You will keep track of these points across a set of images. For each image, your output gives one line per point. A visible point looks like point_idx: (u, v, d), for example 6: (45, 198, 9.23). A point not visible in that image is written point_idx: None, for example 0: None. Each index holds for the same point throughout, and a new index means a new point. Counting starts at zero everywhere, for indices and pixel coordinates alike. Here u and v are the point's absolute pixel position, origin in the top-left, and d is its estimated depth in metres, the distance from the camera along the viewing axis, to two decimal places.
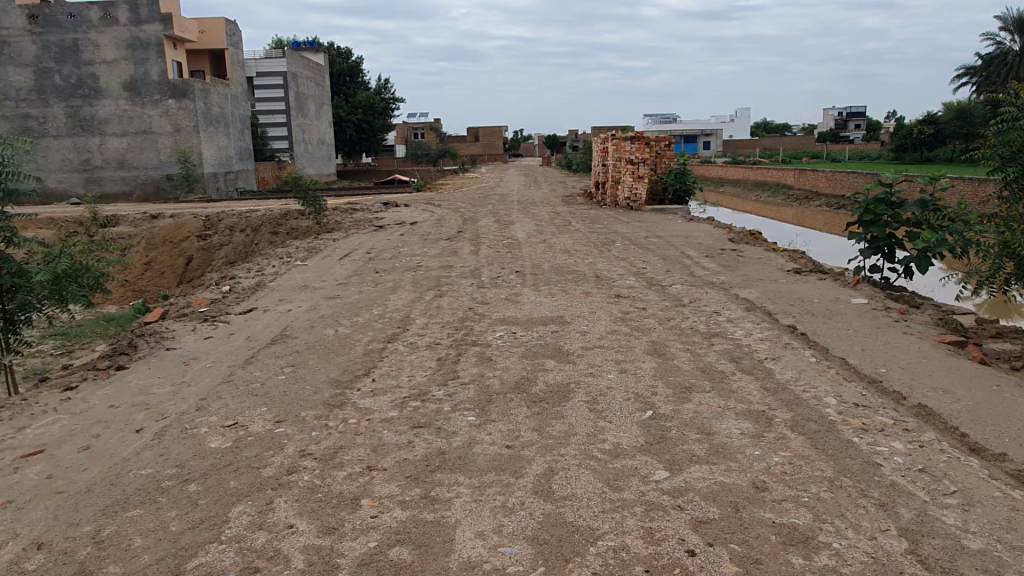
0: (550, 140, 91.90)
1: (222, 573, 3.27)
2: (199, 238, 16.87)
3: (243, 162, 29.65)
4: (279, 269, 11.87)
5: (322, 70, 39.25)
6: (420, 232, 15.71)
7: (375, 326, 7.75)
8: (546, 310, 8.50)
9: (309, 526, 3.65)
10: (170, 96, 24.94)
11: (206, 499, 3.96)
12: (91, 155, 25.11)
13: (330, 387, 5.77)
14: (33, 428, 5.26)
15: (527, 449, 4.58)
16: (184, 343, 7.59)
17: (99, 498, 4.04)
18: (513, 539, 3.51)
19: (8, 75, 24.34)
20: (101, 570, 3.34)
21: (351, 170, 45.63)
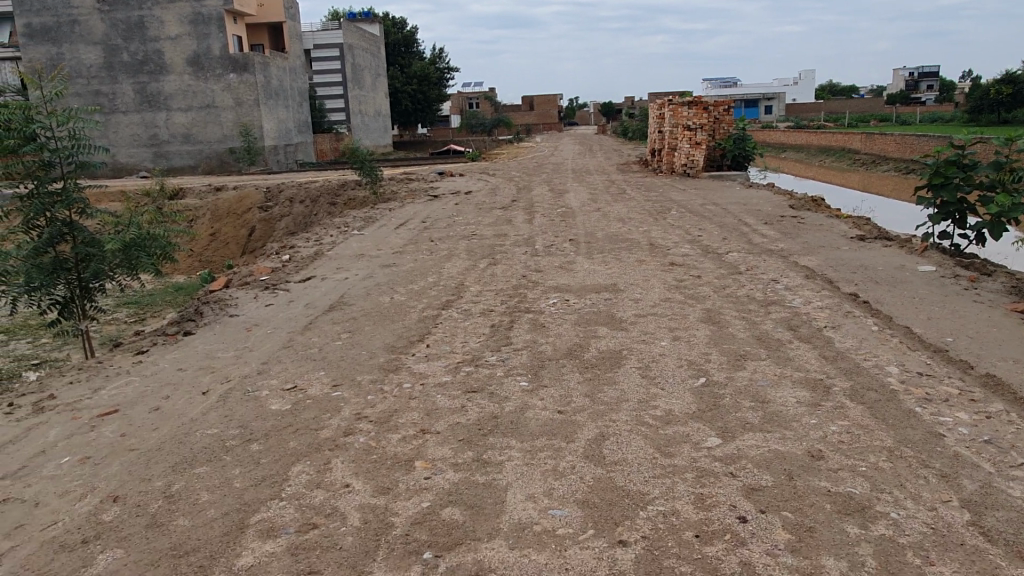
0: (606, 107, 90.20)
1: (283, 527, 3.41)
2: (261, 209, 17.33)
3: (302, 135, 30.16)
4: (337, 238, 12.08)
5: (378, 41, 39.42)
6: (474, 201, 15.77)
7: (430, 293, 7.85)
8: (600, 278, 8.46)
9: (365, 486, 3.76)
10: (231, 71, 25.49)
11: (267, 458, 4.12)
12: (158, 130, 25.92)
13: (386, 352, 5.90)
14: (108, 389, 5.56)
15: (579, 414, 4.60)
16: (246, 310, 7.86)
17: (169, 455, 4.25)
18: (564, 502, 3.55)
19: (79, 54, 25.23)
20: (171, 522, 3.52)
21: (406, 141, 45.90)
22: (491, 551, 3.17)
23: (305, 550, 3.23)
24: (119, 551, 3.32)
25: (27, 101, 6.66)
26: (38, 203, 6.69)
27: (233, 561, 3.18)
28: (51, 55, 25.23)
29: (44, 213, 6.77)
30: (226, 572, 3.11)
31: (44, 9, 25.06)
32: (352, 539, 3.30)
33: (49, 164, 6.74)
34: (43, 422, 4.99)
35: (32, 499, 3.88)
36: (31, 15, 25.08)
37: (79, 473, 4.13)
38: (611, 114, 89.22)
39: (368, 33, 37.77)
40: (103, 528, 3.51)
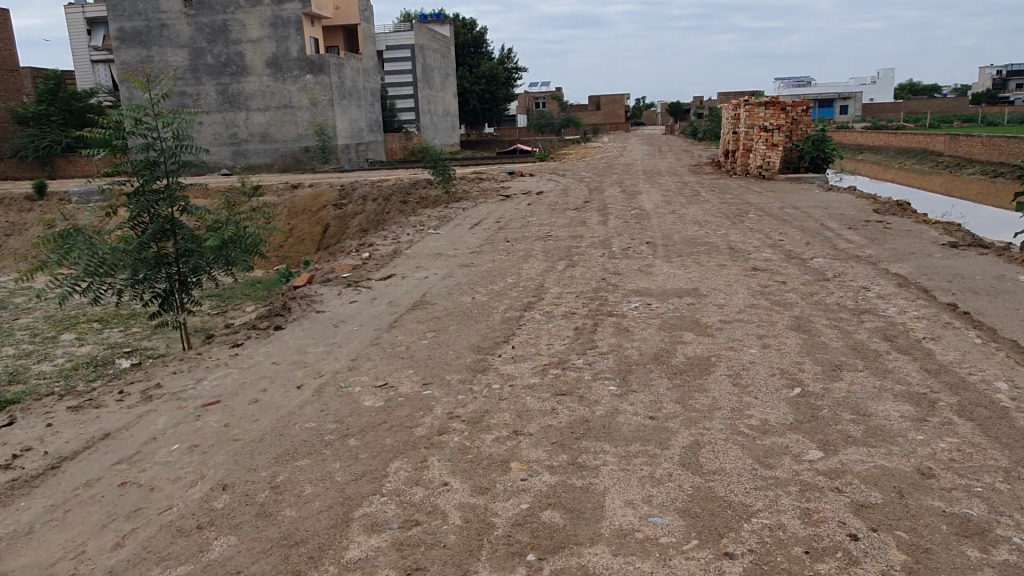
0: (674, 107, 88.75)
1: (386, 523, 3.48)
2: (335, 207, 17.74)
3: (373, 134, 30.71)
4: (414, 237, 12.27)
5: (448, 42, 39.85)
6: (547, 202, 15.77)
7: (511, 294, 7.89)
8: (681, 282, 8.34)
9: (463, 485, 3.81)
10: (308, 72, 26.16)
11: (366, 453, 4.22)
12: (238, 129, 26.83)
13: (473, 353, 5.95)
14: (209, 379, 5.81)
15: (671, 421, 4.53)
16: (332, 306, 8.06)
17: (272, 446, 4.40)
18: (665, 510, 3.50)
19: (167, 56, 26.33)
20: (279, 512, 3.64)
21: (474, 141, 46.28)
22: (594, 556, 3.16)
23: (409, 547, 3.29)
24: (232, 538, 3.45)
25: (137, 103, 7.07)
26: (144, 201, 7.08)
27: (342, 553, 3.27)
28: (141, 58, 26.43)
29: (148, 211, 7.15)
30: (336, 563, 3.20)
31: (135, 14, 26.24)
32: (454, 537, 3.34)
33: (154, 163, 7.12)
34: (152, 409, 5.24)
35: (148, 484, 4.07)
36: (124, 19, 26.34)
37: (188, 460, 4.32)
38: (679, 114, 87.82)
39: (438, 34, 38.19)
40: (215, 515, 3.65)
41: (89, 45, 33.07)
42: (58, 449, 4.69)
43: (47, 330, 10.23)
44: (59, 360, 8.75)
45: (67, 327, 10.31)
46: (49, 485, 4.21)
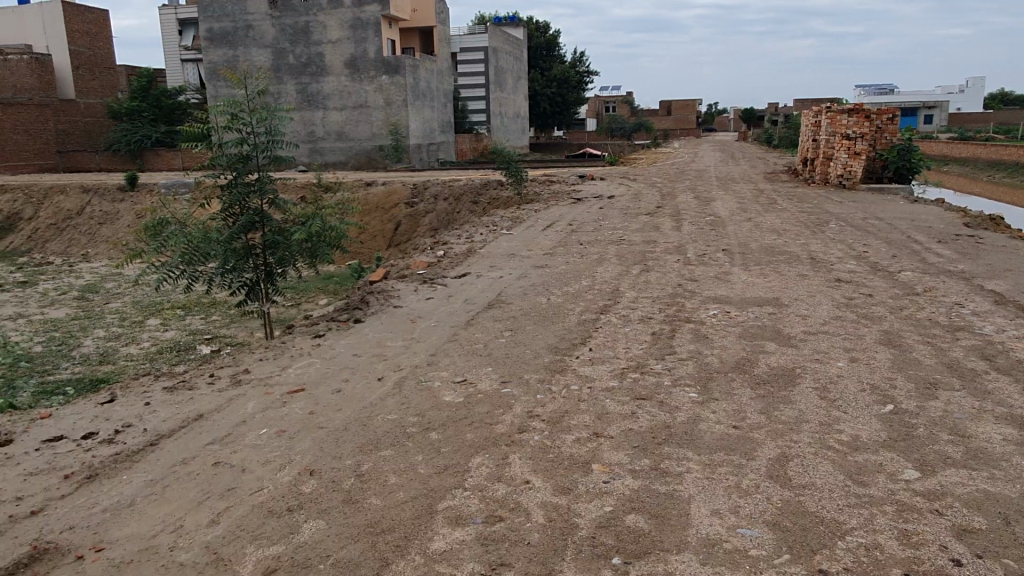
0: (747, 113, 86.79)
1: (470, 517, 3.51)
2: (407, 205, 17.99)
3: (445, 135, 31.08)
4: (487, 236, 12.36)
5: (522, 45, 40.00)
6: (618, 206, 15.63)
7: (586, 297, 7.85)
8: (761, 291, 8.14)
9: (545, 484, 3.80)
10: (384, 72, 26.62)
11: (447, 447, 4.27)
12: (315, 128, 27.59)
13: (550, 353, 5.95)
14: (294, 368, 6.02)
15: (756, 431, 4.42)
16: (409, 302, 8.19)
17: (356, 436, 4.52)
18: (753, 522, 3.42)
19: (251, 56, 27.27)
20: (364, 500, 3.73)
21: (543, 143, 46.29)
22: (681, 564, 3.11)
23: (494, 542, 3.31)
24: (321, 522, 3.55)
25: (234, 99, 7.38)
26: (236, 192, 7.40)
27: (427, 544, 3.31)
28: (228, 58, 27.46)
29: (240, 203, 7.47)
30: (422, 553, 3.25)
31: (224, 15, 27.27)
32: (538, 535, 3.34)
33: (247, 157, 7.41)
34: (241, 394, 5.49)
35: (239, 466, 4.25)
36: (213, 20, 27.42)
37: (276, 445, 4.49)
38: (752, 121, 85.74)
39: (512, 37, 38.37)
40: (303, 500, 3.78)
41: (180, 45, 34.57)
42: (156, 427, 4.94)
43: (135, 315, 10.72)
44: (145, 343, 9.17)
45: (153, 313, 10.80)
46: (149, 460, 4.44)
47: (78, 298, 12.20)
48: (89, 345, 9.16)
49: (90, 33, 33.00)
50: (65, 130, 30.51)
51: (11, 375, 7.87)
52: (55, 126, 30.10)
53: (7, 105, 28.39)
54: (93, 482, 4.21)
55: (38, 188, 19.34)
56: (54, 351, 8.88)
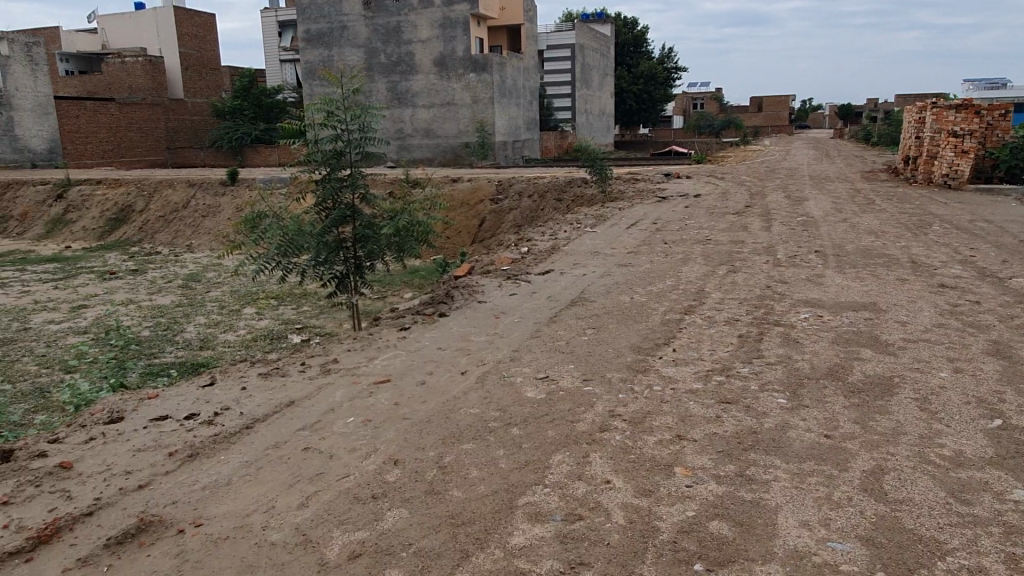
0: (843, 109, 83.17)
1: (550, 514, 3.52)
2: (492, 201, 18.08)
3: (530, 132, 31.15)
4: (571, 234, 12.33)
5: (609, 42, 39.67)
6: (705, 205, 15.27)
7: (671, 297, 7.72)
8: (856, 295, 7.79)
9: (626, 485, 3.77)
10: (472, 70, 26.86)
11: (529, 443, 4.29)
12: (404, 125, 28.20)
13: (632, 353, 5.89)
14: (381, 359, 6.20)
15: (850, 442, 4.24)
16: (492, 297, 8.26)
17: (438, 428, 4.61)
18: (844, 535, 3.28)
19: (345, 55, 28.12)
20: (446, 491, 3.80)
21: (628, 141, 45.75)
22: None
23: (573, 540, 3.30)
24: (403, 511, 3.64)
25: (330, 97, 7.65)
26: (330, 187, 7.69)
27: (507, 539, 3.34)
28: (323, 57, 28.39)
29: (333, 197, 7.75)
30: (502, 547, 3.28)
31: (321, 17, 28.22)
32: (619, 536, 3.31)
33: (340, 153, 7.70)
34: (330, 382, 5.71)
35: (327, 452, 4.41)
36: (311, 21, 28.40)
37: (363, 434, 4.64)
38: (850, 117, 82.00)
39: (600, 34, 38.09)
40: (387, 489, 3.88)
41: (279, 45, 35.98)
42: (252, 411, 5.19)
43: (232, 304, 11.26)
44: (242, 330, 9.63)
45: (249, 302, 11.32)
46: (245, 442, 4.67)
47: (181, 287, 12.92)
48: (191, 331, 9.69)
49: (198, 35, 34.86)
50: (174, 129, 32.62)
51: (122, 356, 8.41)
52: (164, 125, 32.02)
53: (124, 105, 29.90)
54: (194, 460, 4.46)
55: (149, 182, 20.56)
56: (160, 335, 9.44)
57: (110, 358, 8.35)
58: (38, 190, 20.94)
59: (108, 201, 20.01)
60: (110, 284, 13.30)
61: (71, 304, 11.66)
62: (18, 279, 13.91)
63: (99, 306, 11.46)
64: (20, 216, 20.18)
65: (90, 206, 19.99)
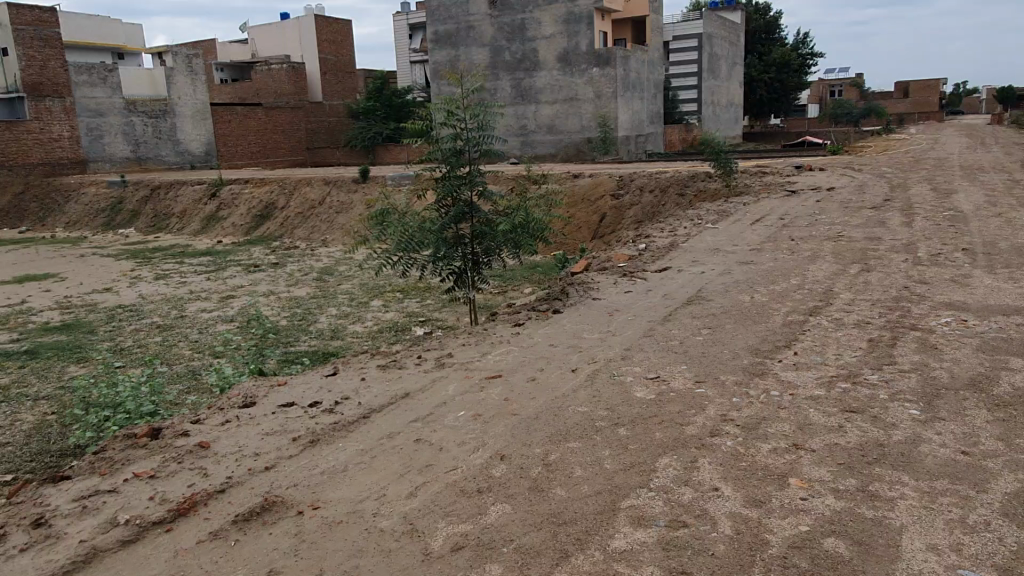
0: (1002, 92, 75.75)
1: (653, 519, 3.45)
2: (613, 196, 17.72)
3: (654, 126, 30.49)
4: (691, 230, 11.98)
5: (738, 29, 38.15)
6: (839, 199, 14.37)
7: (795, 297, 7.35)
8: (1009, 298, 7.08)
9: (736, 494, 3.63)
10: (595, 65, 26.59)
11: (635, 445, 4.22)
12: (527, 121, 28.37)
13: (750, 355, 5.66)
14: (494, 354, 6.30)
15: (991, 461, 3.86)
16: (607, 294, 8.18)
17: (546, 425, 4.63)
18: (979, 564, 3.00)
19: (471, 54, 28.71)
20: (550, 490, 3.81)
21: (758, 132, 43.82)
22: None
23: (676, 548, 3.22)
24: (507, 506, 3.69)
25: (450, 97, 7.85)
26: (449, 184, 7.89)
27: (608, 542, 3.31)
28: (450, 57, 29.12)
29: (452, 194, 7.95)
30: (602, 550, 3.26)
31: (449, 18, 28.96)
32: (724, 547, 3.20)
33: (460, 151, 7.89)
34: (444, 375, 5.88)
35: (437, 444, 4.55)
36: (439, 22, 29.20)
37: (473, 428, 4.74)
38: (1011, 101, 74.59)
39: (729, 21, 36.71)
40: (492, 483, 3.95)
41: (410, 47, 37.30)
42: (370, 402, 5.42)
43: (361, 296, 11.82)
44: (369, 322, 10.08)
45: (377, 295, 11.84)
46: (362, 431, 4.89)
47: (316, 280, 13.68)
48: (324, 321, 10.26)
49: (336, 41, 36.75)
50: (313, 129, 34.45)
51: (262, 344, 9.04)
52: (305, 126, 33.91)
53: (270, 109, 32.08)
54: (315, 446, 4.72)
55: (290, 181, 21.86)
56: (296, 325, 10.07)
57: (252, 345, 8.98)
58: (196, 189, 22.80)
59: (254, 199, 21.49)
60: (254, 276, 14.29)
61: (220, 294, 12.64)
62: (176, 271, 15.22)
63: (245, 296, 12.36)
64: (180, 213, 22.08)
65: (239, 204, 21.55)
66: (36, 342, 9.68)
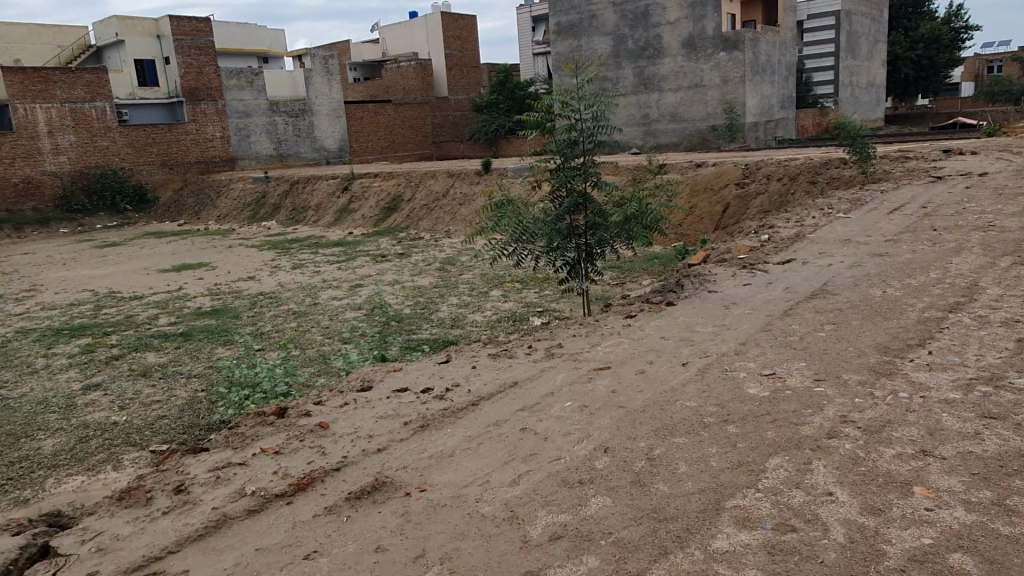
0: None
1: (759, 521, 3.32)
2: (738, 185, 16.97)
3: (785, 110, 28.91)
4: (821, 221, 11.33)
5: (881, 4, 35.53)
6: (992, 185, 13.10)
7: (933, 292, 6.78)
8: None
9: (852, 500, 3.42)
10: (722, 49, 25.56)
11: (745, 443, 4.06)
12: (650, 110, 27.66)
13: (877, 353, 5.29)
14: (603, 346, 6.25)
15: None
16: (725, 287, 7.90)
17: (652, 419, 4.54)
18: None
19: (594, 43, 28.40)
20: (652, 485, 3.74)
21: (902, 114, 40.64)
22: None
23: (782, 553, 3.08)
24: (608, 499, 3.66)
25: (565, 88, 7.84)
26: (563, 175, 7.89)
27: (709, 541, 3.22)
28: (572, 48, 28.96)
29: (566, 185, 7.95)
30: (702, 549, 3.17)
31: (571, 8, 28.76)
32: (834, 556, 3.02)
33: (575, 142, 7.87)
34: (553, 365, 5.92)
35: (543, 434, 4.58)
36: (562, 13, 29.05)
37: (579, 419, 4.73)
38: None
39: None
40: (595, 474, 3.93)
41: (532, 39, 37.50)
42: (479, 389, 5.54)
43: (482, 286, 12.06)
44: (488, 312, 10.27)
45: (497, 285, 12.04)
46: (469, 418, 5.01)
47: (439, 270, 14.08)
48: (445, 310, 10.56)
49: (461, 36, 37.54)
50: (439, 123, 35.49)
51: (386, 331, 9.43)
52: (430, 121, 34.97)
53: (399, 105, 33.34)
54: (425, 431, 4.89)
55: (416, 174, 22.54)
56: (419, 313, 10.43)
57: (377, 332, 9.40)
58: (330, 183, 24.07)
59: (383, 192, 22.37)
60: (381, 266, 14.91)
61: (350, 283, 13.29)
62: (311, 261, 16.12)
63: (373, 285, 12.94)
64: (315, 206, 23.35)
65: (369, 197, 22.51)
66: (190, 325, 10.59)
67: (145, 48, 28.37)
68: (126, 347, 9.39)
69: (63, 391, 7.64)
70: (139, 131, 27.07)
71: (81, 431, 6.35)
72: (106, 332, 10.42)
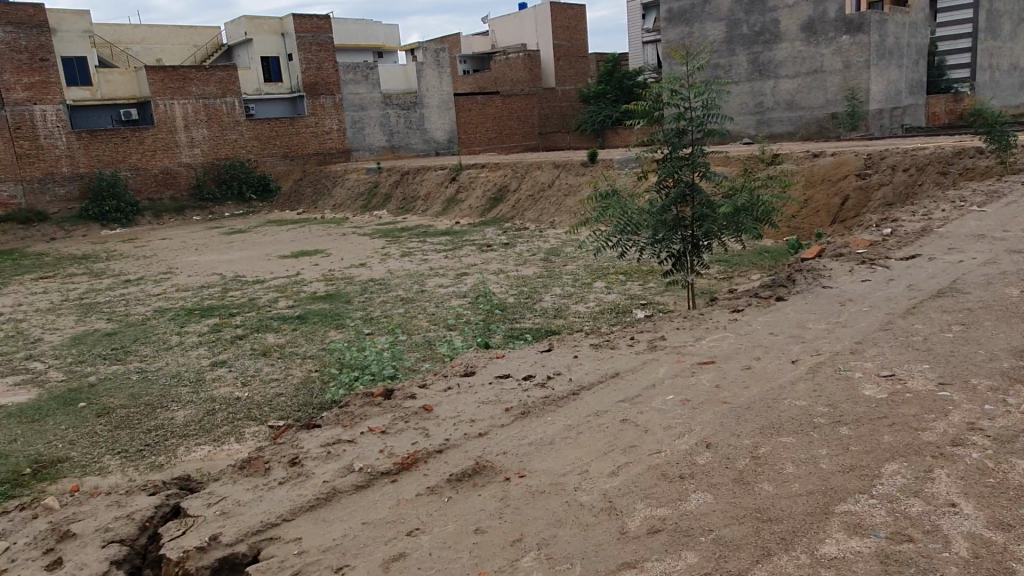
0: None
1: (872, 529, 3.16)
2: (858, 176, 16.01)
3: (915, 97, 26.93)
4: (951, 214, 10.52)
5: None
6: None
7: None
8: None
9: (978, 513, 3.19)
10: (845, 33, 24.17)
11: (859, 446, 3.87)
12: (764, 98, 26.42)
13: (1012, 358, 4.89)
14: (707, 340, 6.10)
15: None
16: (841, 283, 7.52)
17: (757, 417, 4.39)
18: None
19: (706, 30, 27.47)
20: (756, 484, 3.63)
21: None
22: None
23: (897, 563, 2.92)
24: (709, 495, 3.59)
25: (674, 75, 7.66)
26: (669, 166, 7.75)
27: (817, 546, 3.09)
28: (683, 35, 28.14)
29: (672, 175, 7.80)
30: (809, 553, 3.06)
31: None
32: (955, 570, 2.84)
33: (683, 131, 7.68)
34: (656, 357, 5.84)
35: (643, 426, 4.53)
36: None
37: (680, 413, 4.64)
38: None
39: None
40: (695, 470, 3.86)
41: (642, 28, 36.81)
42: (580, 379, 5.55)
43: (585, 277, 12.01)
44: (590, 303, 10.21)
45: (600, 276, 11.96)
46: (569, 408, 5.03)
47: (543, 260, 14.14)
48: (548, 300, 10.60)
49: (569, 27, 37.43)
50: (546, 114, 35.52)
51: (490, 319, 9.58)
52: (537, 112, 35.04)
53: (507, 96, 33.57)
54: (525, 418, 4.95)
55: (522, 165, 22.65)
56: (522, 302, 10.53)
57: (481, 320, 9.57)
58: (439, 174, 24.58)
59: (490, 182, 22.65)
60: (486, 255, 15.13)
61: (455, 271, 13.57)
62: (419, 249, 16.58)
63: (478, 274, 13.15)
64: (424, 196, 23.96)
65: (476, 187, 22.85)
66: (307, 309, 11.16)
67: (270, 46, 29.87)
68: (249, 328, 10.02)
69: (194, 367, 8.25)
70: (264, 125, 28.65)
71: (209, 405, 6.83)
72: (232, 313, 11.14)
